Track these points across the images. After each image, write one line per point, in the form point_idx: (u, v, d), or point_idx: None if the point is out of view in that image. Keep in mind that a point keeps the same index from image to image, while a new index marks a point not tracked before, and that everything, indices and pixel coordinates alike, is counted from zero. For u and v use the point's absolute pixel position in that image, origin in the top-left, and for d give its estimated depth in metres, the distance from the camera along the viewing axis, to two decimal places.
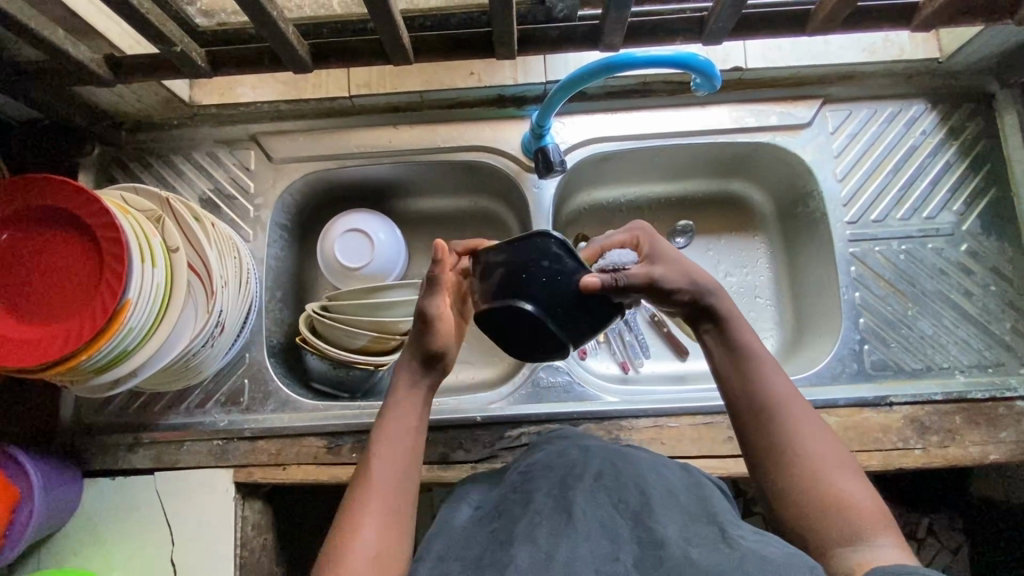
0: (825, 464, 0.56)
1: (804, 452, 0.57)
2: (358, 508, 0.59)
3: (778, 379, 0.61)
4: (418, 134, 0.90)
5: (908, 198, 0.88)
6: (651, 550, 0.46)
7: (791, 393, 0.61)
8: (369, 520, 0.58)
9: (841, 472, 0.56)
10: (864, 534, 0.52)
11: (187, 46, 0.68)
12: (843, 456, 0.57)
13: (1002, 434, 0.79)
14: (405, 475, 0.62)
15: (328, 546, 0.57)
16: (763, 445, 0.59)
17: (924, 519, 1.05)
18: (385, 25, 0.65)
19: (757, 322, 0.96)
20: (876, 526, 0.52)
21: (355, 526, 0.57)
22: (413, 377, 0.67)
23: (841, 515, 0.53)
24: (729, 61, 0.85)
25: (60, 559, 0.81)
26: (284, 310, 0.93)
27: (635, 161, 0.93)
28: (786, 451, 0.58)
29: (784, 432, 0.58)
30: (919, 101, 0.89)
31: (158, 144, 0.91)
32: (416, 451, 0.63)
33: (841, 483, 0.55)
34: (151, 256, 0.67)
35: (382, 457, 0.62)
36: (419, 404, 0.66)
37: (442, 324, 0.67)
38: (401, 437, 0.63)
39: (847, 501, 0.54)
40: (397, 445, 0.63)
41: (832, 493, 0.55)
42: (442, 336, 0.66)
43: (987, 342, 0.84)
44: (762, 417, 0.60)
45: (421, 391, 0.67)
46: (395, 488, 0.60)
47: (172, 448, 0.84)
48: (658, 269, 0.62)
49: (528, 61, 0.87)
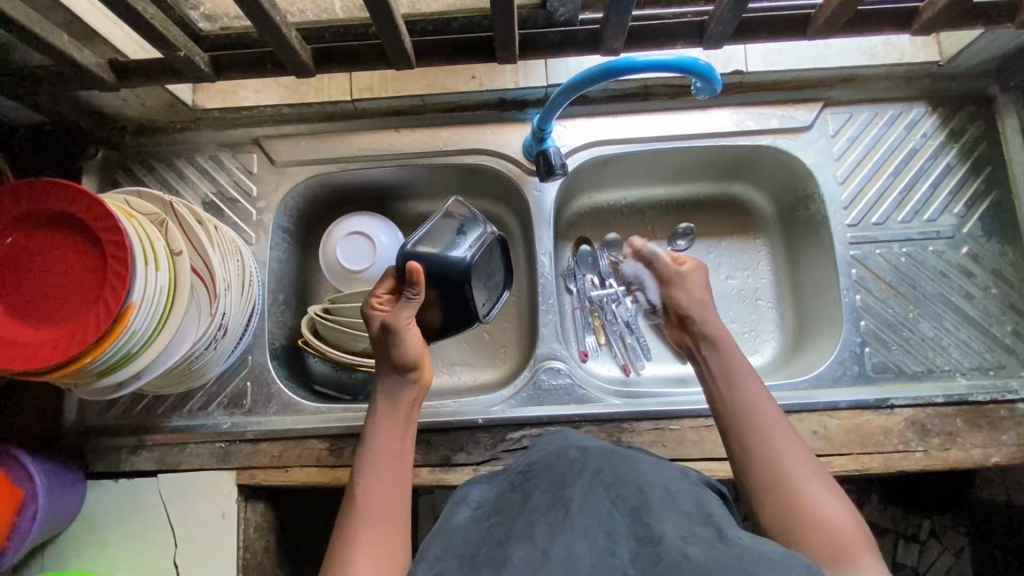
0: (811, 489, 0.59)
1: (793, 478, 0.60)
2: (351, 529, 0.60)
3: (772, 411, 0.65)
4: (420, 137, 0.90)
5: (909, 200, 0.88)
6: (648, 546, 0.47)
7: (781, 423, 0.64)
8: (362, 537, 0.59)
9: (827, 497, 0.58)
10: (848, 553, 0.54)
11: (191, 50, 0.69)
12: (829, 483, 0.60)
13: (1003, 437, 0.79)
14: (396, 496, 0.63)
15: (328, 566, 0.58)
16: (754, 472, 0.61)
17: (926, 522, 1.05)
18: (387, 30, 0.66)
19: (759, 325, 0.96)
20: (858, 548, 0.54)
21: (350, 545, 0.59)
22: (392, 396, 0.69)
23: (828, 535, 0.55)
24: (730, 64, 0.85)
25: (63, 560, 0.81)
26: (286, 313, 0.93)
27: (636, 164, 0.93)
28: (775, 474, 0.60)
29: (774, 461, 0.61)
30: (920, 104, 0.89)
31: (161, 147, 0.92)
32: (400, 467, 0.66)
33: (827, 506, 0.57)
34: (155, 259, 0.67)
35: (373, 478, 0.63)
36: (400, 422, 0.68)
37: (409, 337, 0.69)
38: (387, 459, 0.65)
39: (832, 523, 0.56)
40: (385, 466, 0.65)
41: (817, 515, 0.57)
42: (409, 349, 0.68)
43: (988, 345, 0.84)
44: (753, 443, 0.63)
45: (401, 410, 0.69)
46: (387, 508, 0.62)
47: (175, 450, 0.84)
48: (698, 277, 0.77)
49: (529, 65, 0.88)
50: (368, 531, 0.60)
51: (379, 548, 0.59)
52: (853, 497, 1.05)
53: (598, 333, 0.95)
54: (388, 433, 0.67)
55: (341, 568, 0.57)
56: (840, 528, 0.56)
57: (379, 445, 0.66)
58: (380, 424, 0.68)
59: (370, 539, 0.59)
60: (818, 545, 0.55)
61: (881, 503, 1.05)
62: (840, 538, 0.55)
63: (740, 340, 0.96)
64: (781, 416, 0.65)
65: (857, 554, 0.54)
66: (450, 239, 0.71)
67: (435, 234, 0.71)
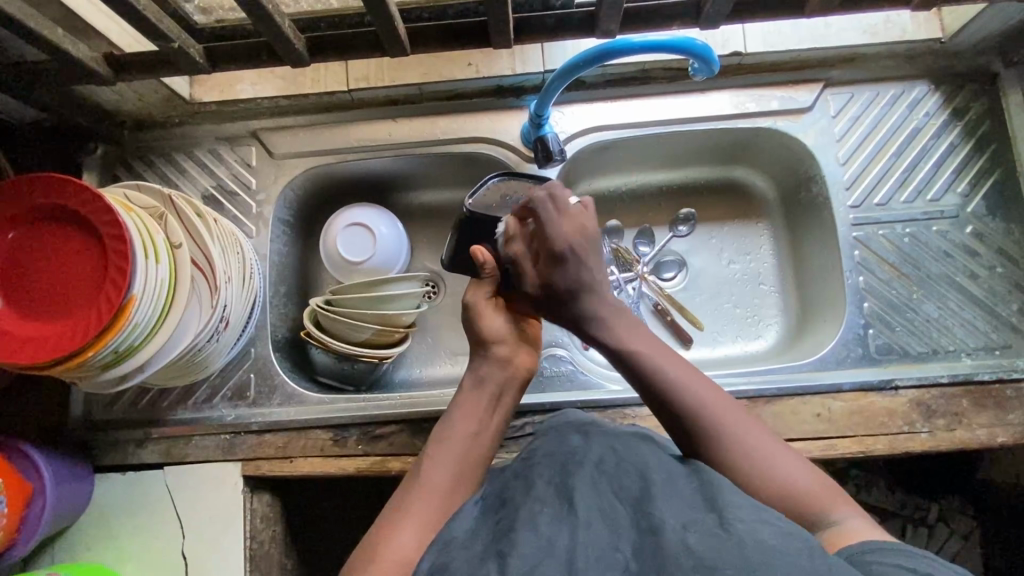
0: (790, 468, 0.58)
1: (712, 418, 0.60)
2: (402, 503, 0.58)
3: (672, 359, 0.64)
4: (418, 127, 0.90)
5: (912, 180, 0.87)
6: (650, 537, 0.46)
7: (710, 392, 0.62)
8: (412, 513, 0.57)
9: (752, 432, 0.60)
10: (822, 506, 0.55)
11: (186, 42, 0.69)
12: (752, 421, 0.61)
13: (1010, 416, 0.79)
14: (458, 483, 0.60)
15: (371, 534, 0.56)
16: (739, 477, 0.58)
17: (933, 506, 1.05)
18: (380, 16, 0.65)
19: (761, 309, 0.96)
20: (836, 503, 0.56)
21: (400, 520, 0.56)
22: (477, 373, 0.67)
23: (812, 503, 0.56)
24: (728, 46, 0.84)
25: (73, 551, 0.82)
26: (288, 304, 0.93)
27: (635, 149, 0.93)
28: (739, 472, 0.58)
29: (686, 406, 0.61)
30: (922, 83, 0.88)
31: (159, 143, 0.92)
32: (469, 455, 0.62)
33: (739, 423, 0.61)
34: (155, 252, 0.67)
35: (440, 458, 0.61)
36: (481, 403, 0.65)
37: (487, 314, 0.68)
38: (459, 440, 0.62)
39: (807, 483, 0.57)
40: (450, 446, 0.62)
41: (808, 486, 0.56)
42: (492, 326, 0.67)
43: (994, 325, 0.83)
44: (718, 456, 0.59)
45: (486, 392, 0.65)
46: (446, 489, 0.59)
47: (181, 442, 0.84)
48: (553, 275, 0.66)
49: (526, 50, 0.88)
50: (417, 505, 0.57)
51: (426, 518, 0.56)
52: (860, 482, 1.05)
53: None
54: (471, 412, 0.64)
55: (383, 535, 0.55)
56: (821, 493, 0.56)
57: (458, 422, 0.63)
58: (462, 397, 0.66)
59: (420, 516, 0.56)
60: (807, 516, 0.55)
61: (888, 487, 1.05)
62: (822, 501, 0.56)
63: (744, 323, 0.95)
64: (714, 394, 0.62)
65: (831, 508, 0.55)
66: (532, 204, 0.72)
67: (497, 198, 0.73)
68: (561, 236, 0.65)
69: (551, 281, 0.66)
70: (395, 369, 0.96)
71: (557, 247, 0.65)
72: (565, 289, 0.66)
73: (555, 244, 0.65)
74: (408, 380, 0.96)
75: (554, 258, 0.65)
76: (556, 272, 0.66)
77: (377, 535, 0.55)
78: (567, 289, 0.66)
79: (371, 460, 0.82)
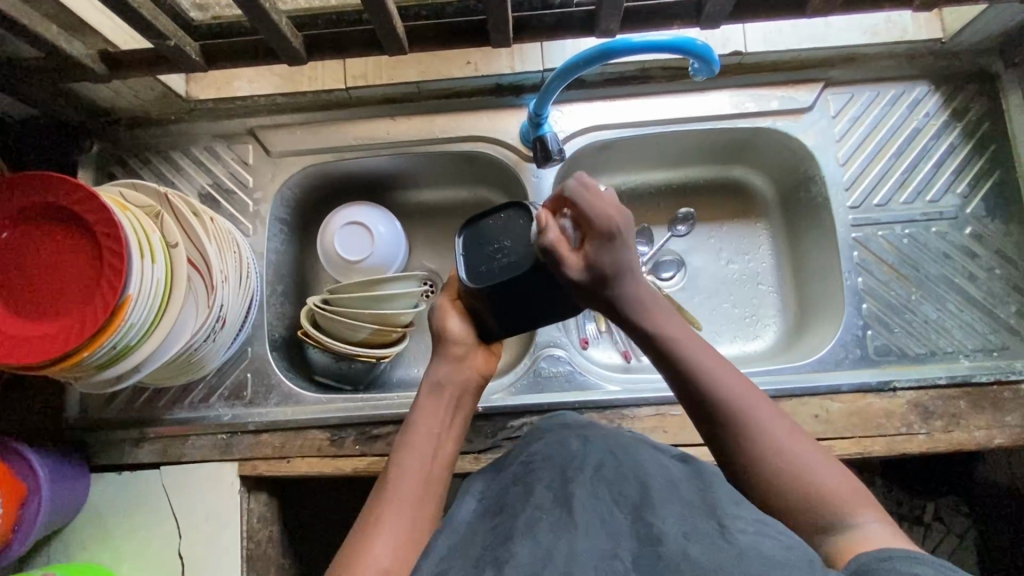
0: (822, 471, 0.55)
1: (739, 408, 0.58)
2: (376, 513, 0.58)
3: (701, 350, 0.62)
4: (416, 126, 0.89)
5: (911, 181, 0.87)
6: (649, 546, 0.46)
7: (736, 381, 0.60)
8: (387, 522, 0.57)
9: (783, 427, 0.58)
10: (822, 510, 0.55)
11: (182, 40, 0.68)
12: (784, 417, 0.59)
13: (1007, 418, 0.79)
14: (428, 485, 0.60)
15: (348, 546, 0.56)
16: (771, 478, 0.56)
17: (930, 505, 1.05)
18: (379, 15, 0.65)
19: (760, 310, 0.96)
20: None
21: (374, 530, 0.56)
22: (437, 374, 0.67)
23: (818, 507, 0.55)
24: (728, 45, 0.84)
25: (69, 550, 0.82)
26: (286, 303, 0.93)
27: (634, 149, 0.92)
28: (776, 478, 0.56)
29: (713, 392, 0.59)
30: (922, 83, 0.88)
31: (155, 140, 0.91)
32: (435, 457, 0.62)
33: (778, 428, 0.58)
34: (150, 252, 0.67)
35: (407, 463, 0.61)
36: (443, 403, 0.65)
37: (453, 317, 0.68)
38: (425, 441, 0.63)
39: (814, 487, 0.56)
40: (417, 448, 0.62)
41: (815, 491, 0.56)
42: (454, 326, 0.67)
43: (992, 326, 0.83)
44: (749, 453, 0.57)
45: (447, 390, 0.66)
46: (417, 492, 0.59)
47: (178, 442, 0.84)
48: (597, 256, 0.59)
49: (525, 49, 0.87)
50: (392, 513, 0.57)
51: (400, 526, 0.56)
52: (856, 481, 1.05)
53: (598, 320, 0.94)
54: (434, 414, 0.65)
55: (359, 547, 0.55)
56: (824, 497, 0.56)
57: (421, 423, 0.64)
58: (422, 400, 0.66)
59: (395, 524, 0.56)
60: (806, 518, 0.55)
61: (885, 487, 1.05)
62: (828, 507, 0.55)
63: (743, 323, 0.95)
64: (741, 382, 0.60)
65: (831, 514, 0.55)
66: (521, 234, 0.64)
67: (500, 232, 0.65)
68: (605, 215, 0.60)
69: (595, 259, 0.59)
70: (393, 369, 0.96)
71: (602, 218, 0.59)
72: (607, 271, 0.60)
73: (598, 224, 0.59)
74: (406, 379, 0.96)
75: (599, 237, 0.59)
76: (598, 251, 0.59)
77: (352, 549, 0.55)
78: (610, 268, 0.60)
79: (369, 460, 0.82)
